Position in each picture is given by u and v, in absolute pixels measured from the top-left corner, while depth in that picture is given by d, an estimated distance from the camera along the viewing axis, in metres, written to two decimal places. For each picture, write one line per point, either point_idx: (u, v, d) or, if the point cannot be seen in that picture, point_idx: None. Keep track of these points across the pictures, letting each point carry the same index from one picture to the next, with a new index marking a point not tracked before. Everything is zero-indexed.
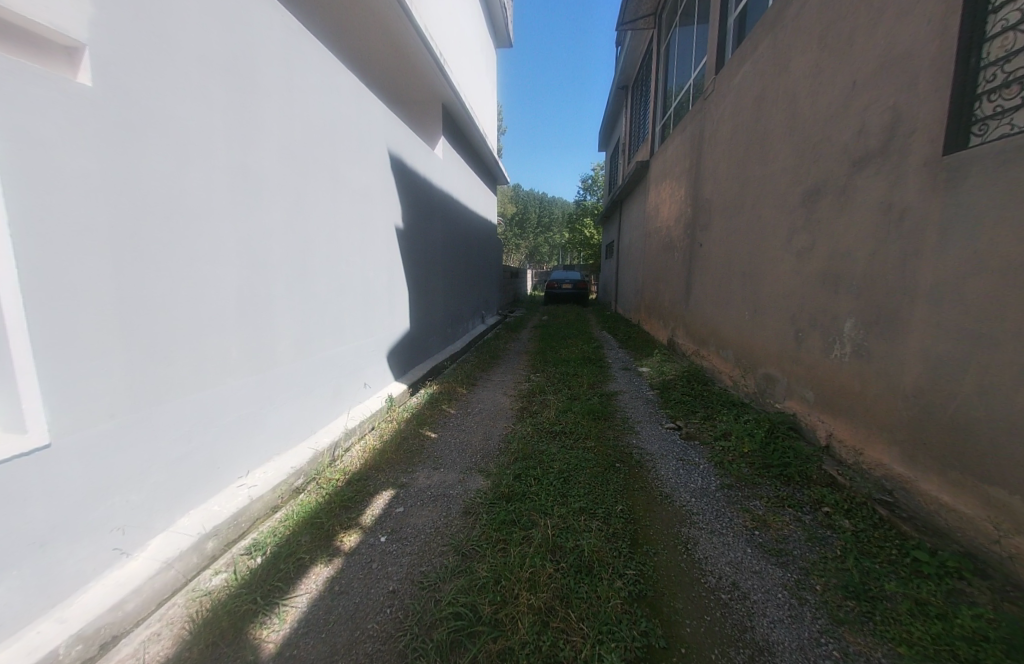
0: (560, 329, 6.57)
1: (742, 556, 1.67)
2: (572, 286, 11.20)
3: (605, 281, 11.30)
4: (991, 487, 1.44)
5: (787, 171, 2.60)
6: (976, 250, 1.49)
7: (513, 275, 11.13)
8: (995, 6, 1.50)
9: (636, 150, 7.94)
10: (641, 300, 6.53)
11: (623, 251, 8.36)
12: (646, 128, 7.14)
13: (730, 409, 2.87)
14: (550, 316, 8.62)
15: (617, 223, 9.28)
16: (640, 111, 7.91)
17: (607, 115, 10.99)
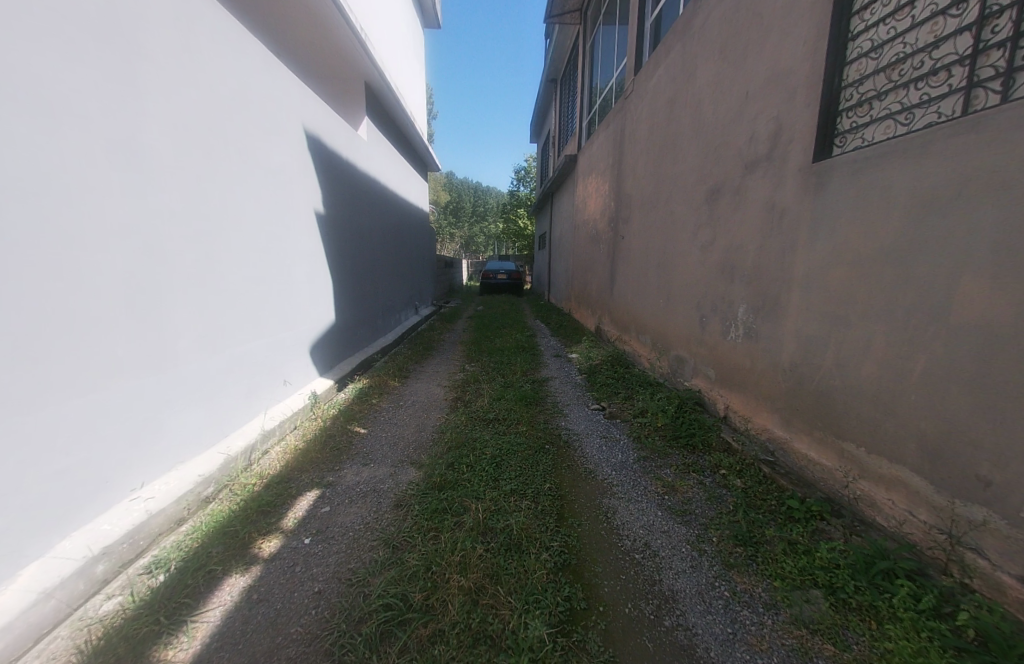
0: (495, 320, 6.62)
1: (654, 518, 1.86)
2: (507, 276, 11.31)
3: (538, 272, 11.56)
4: (845, 442, 1.75)
5: (693, 171, 2.85)
6: (836, 244, 1.78)
7: (447, 266, 10.90)
8: (854, 34, 1.78)
9: (565, 144, 8.15)
10: (571, 289, 6.80)
11: (554, 242, 8.62)
12: (573, 123, 7.38)
13: (647, 388, 3.14)
14: (487, 306, 8.64)
15: (548, 215, 9.50)
16: (568, 105, 8.13)
17: (537, 107, 11.14)
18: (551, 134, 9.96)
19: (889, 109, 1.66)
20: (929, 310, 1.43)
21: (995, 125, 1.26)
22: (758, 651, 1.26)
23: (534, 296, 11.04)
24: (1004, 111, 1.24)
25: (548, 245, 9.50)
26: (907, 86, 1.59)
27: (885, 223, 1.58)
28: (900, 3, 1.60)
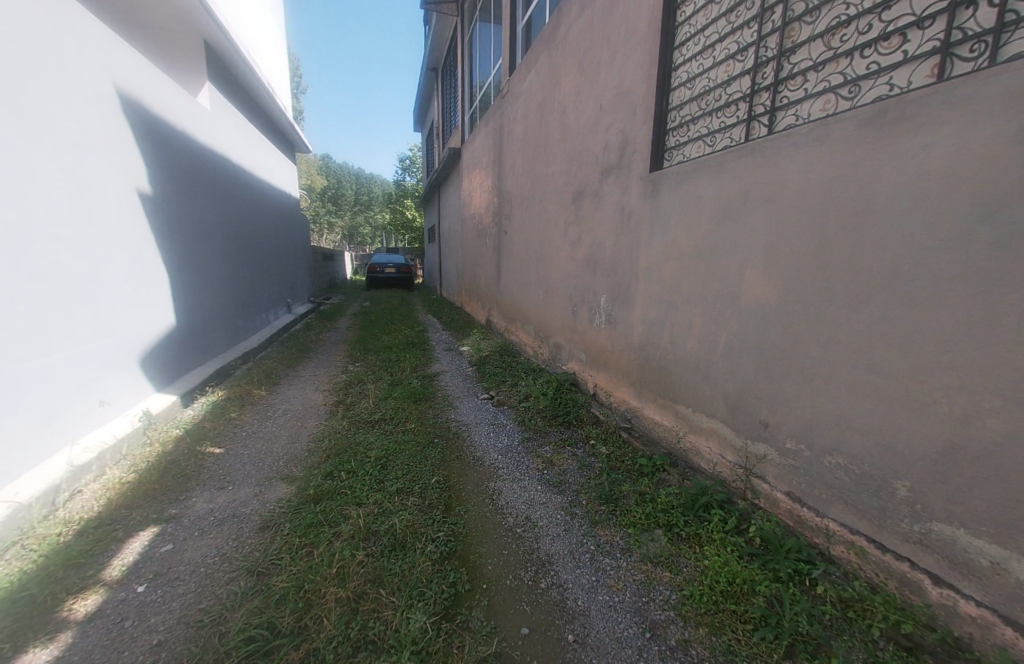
0: (383, 316, 6.33)
1: (534, 492, 2.02)
2: (396, 270, 10.84)
3: (429, 266, 11.36)
4: (678, 404, 2.12)
5: (562, 172, 3.11)
6: (667, 242, 2.13)
7: (327, 260, 9.96)
8: (676, 65, 2.13)
9: (450, 135, 8.08)
10: (462, 282, 6.85)
11: (444, 235, 8.54)
12: (456, 115, 7.35)
13: (531, 374, 3.36)
14: (375, 302, 8.18)
15: (436, 207, 9.36)
16: (450, 96, 8.06)
17: (420, 95, 10.79)
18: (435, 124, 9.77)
19: (699, 131, 2.02)
20: (725, 295, 1.83)
21: (761, 152, 1.65)
22: (614, 591, 1.47)
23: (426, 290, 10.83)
24: (766, 142, 1.63)
25: (437, 238, 9.37)
26: (710, 114, 1.97)
27: (698, 225, 1.95)
28: (705, 44, 1.96)
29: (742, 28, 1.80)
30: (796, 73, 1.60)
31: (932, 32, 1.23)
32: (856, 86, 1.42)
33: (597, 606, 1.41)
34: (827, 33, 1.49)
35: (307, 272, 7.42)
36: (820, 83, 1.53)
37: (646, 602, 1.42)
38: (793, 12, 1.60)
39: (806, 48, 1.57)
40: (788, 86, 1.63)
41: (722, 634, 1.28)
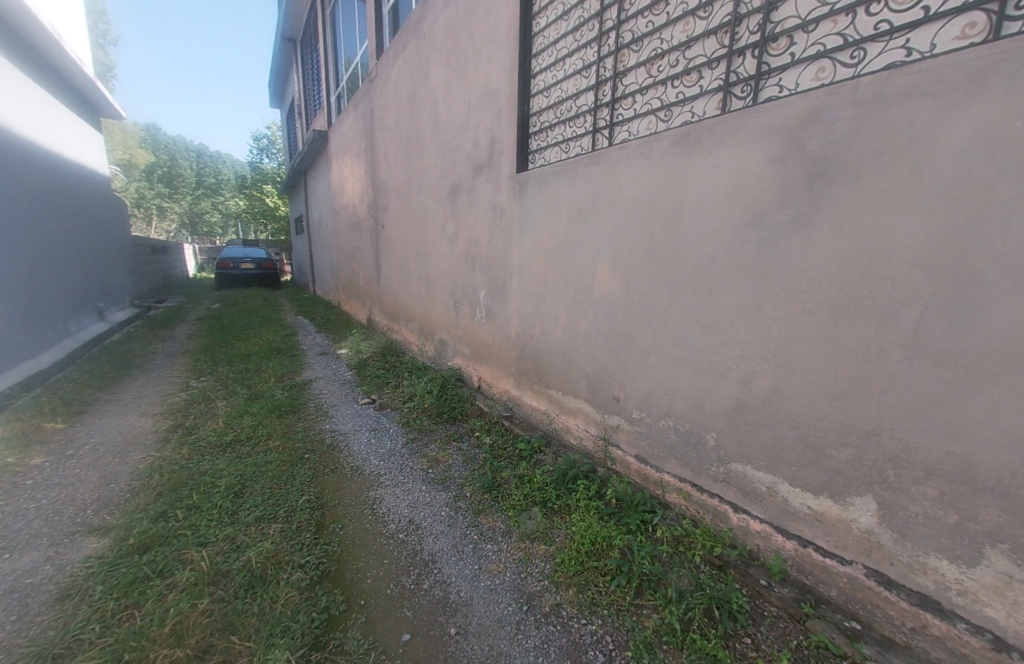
0: (240, 320, 5.44)
1: (418, 494, 1.98)
2: (256, 266, 9.45)
3: (298, 262, 10.17)
4: (551, 389, 2.30)
5: (437, 166, 3.07)
6: (535, 239, 2.27)
7: (157, 254, 8.12)
8: (534, 73, 2.27)
9: (314, 117, 7.30)
10: (338, 279, 6.30)
11: (314, 227, 7.72)
12: (320, 95, 6.67)
13: (416, 373, 3.28)
14: (229, 304, 7.00)
15: (303, 197, 8.39)
16: (312, 74, 7.27)
17: (274, 67, 9.49)
18: (296, 102, 8.69)
19: (556, 138, 2.19)
20: (584, 288, 2.03)
21: (604, 161, 1.87)
22: (495, 574, 1.53)
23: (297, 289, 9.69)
24: (607, 152, 1.86)
25: (306, 230, 8.43)
26: (564, 123, 2.15)
27: (558, 223, 2.13)
28: (556, 57, 2.13)
29: (585, 48, 2.00)
30: (627, 94, 1.84)
31: (716, 73, 1.53)
32: (669, 111, 1.69)
33: (479, 593, 1.46)
34: (647, 63, 1.75)
35: (127, 269, 5.94)
36: (644, 106, 1.78)
37: (524, 578, 1.52)
38: (622, 39, 1.83)
39: (633, 73, 1.81)
40: (622, 105, 1.87)
41: (587, 590, 1.43)
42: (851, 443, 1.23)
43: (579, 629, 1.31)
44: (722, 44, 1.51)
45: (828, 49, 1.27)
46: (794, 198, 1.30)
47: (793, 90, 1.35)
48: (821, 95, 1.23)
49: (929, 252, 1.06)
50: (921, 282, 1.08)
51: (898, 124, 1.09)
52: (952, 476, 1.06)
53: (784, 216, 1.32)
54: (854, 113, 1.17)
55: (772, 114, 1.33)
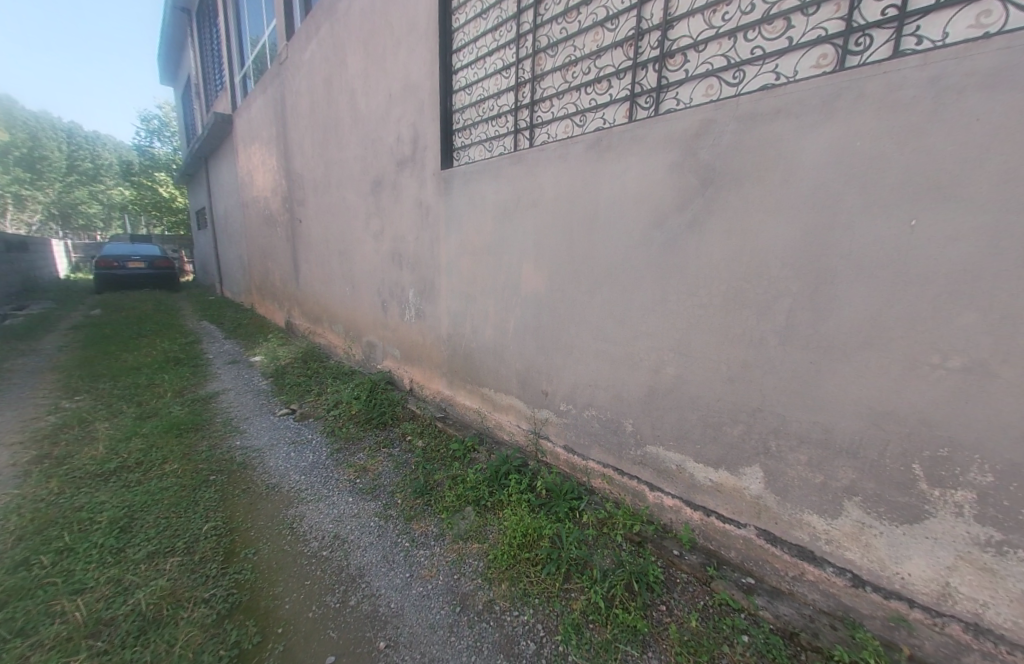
0: (127, 327, 4.71)
1: (344, 507, 1.87)
2: (148, 265, 8.24)
3: (202, 260, 9.05)
4: (483, 387, 2.30)
5: (358, 159, 2.93)
6: (462, 237, 2.25)
7: (9, 250, 6.70)
8: (455, 69, 2.25)
9: (216, 100, 6.55)
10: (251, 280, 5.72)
11: (220, 222, 6.93)
12: (222, 76, 6.00)
13: (343, 379, 3.10)
14: (113, 309, 6.01)
15: (205, 187, 7.49)
16: (211, 51, 6.52)
17: (163, 39, 8.33)
18: (192, 80, 7.71)
19: (479, 136, 2.19)
20: (511, 286, 2.06)
21: (526, 161, 1.91)
22: (427, 580, 1.50)
23: (202, 291, 8.63)
24: (528, 152, 1.90)
25: (211, 225, 7.53)
26: (486, 121, 2.15)
27: (484, 221, 2.13)
28: (477, 54, 2.13)
29: (504, 48, 2.02)
30: (545, 96, 1.89)
31: (624, 83, 1.63)
32: (584, 116, 1.77)
33: (410, 601, 1.41)
34: (562, 69, 1.81)
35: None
36: (561, 109, 1.85)
37: (458, 579, 1.50)
38: (539, 43, 1.88)
39: (550, 77, 1.87)
40: (541, 107, 1.92)
41: (519, 583, 1.46)
42: (741, 419, 1.39)
43: (512, 622, 1.33)
44: (628, 56, 1.61)
45: (715, 68, 1.41)
46: (691, 202, 1.43)
47: (688, 103, 1.48)
48: (710, 109, 1.36)
49: (794, 251, 1.23)
50: (790, 277, 1.25)
51: (771, 139, 1.25)
52: (818, 442, 1.24)
53: (683, 218, 1.45)
54: (736, 128, 1.31)
55: (671, 124, 1.46)
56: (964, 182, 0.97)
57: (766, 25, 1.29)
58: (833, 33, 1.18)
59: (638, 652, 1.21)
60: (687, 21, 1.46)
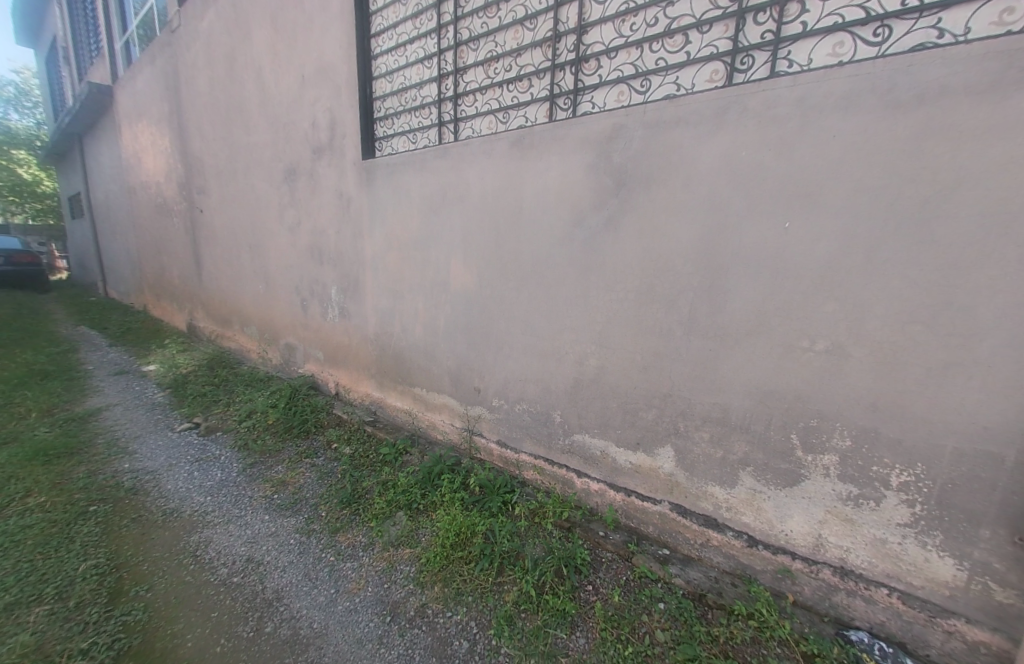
0: None
1: (259, 526, 1.71)
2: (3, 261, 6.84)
3: (79, 255, 7.72)
4: (414, 387, 2.24)
5: (269, 145, 2.68)
6: (387, 231, 2.16)
7: None
8: (375, 55, 2.14)
9: (89, 67, 5.61)
10: (143, 278, 4.99)
11: (100, 210, 5.95)
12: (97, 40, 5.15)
13: (259, 386, 2.84)
14: None
15: (79, 170, 6.38)
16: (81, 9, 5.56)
17: None
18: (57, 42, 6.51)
19: (402, 127, 2.11)
20: (440, 282, 2.02)
21: (450, 155, 1.87)
22: (354, 594, 1.42)
23: (80, 291, 7.36)
24: (452, 146, 1.86)
25: (88, 214, 6.44)
26: (409, 112, 2.08)
27: (409, 216, 2.06)
28: (397, 41, 2.05)
29: (425, 37, 1.96)
30: (468, 91, 1.87)
31: (543, 83, 1.66)
32: (506, 113, 1.78)
33: (335, 619, 1.33)
34: (484, 63, 1.80)
35: None
36: (485, 104, 1.84)
37: (388, 588, 1.44)
38: (461, 36, 1.84)
39: (472, 70, 1.85)
40: (464, 101, 1.89)
41: (452, 584, 1.44)
42: (654, 404, 1.50)
43: (445, 624, 1.31)
44: (546, 56, 1.64)
45: (625, 75, 1.48)
46: (606, 201, 1.50)
47: (602, 107, 1.54)
48: (621, 114, 1.44)
49: (695, 249, 1.34)
50: (692, 272, 1.36)
51: (673, 145, 1.35)
52: (717, 421, 1.38)
53: (600, 216, 1.52)
54: (644, 133, 1.40)
55: (587, 126, 1.51)
56: (824, 190, 1.12)
57: (668, 38, 1.38)
58: (723, 51, 1.29)
59: (567, 634, 1.25)
60: (599, 28, 1.51)
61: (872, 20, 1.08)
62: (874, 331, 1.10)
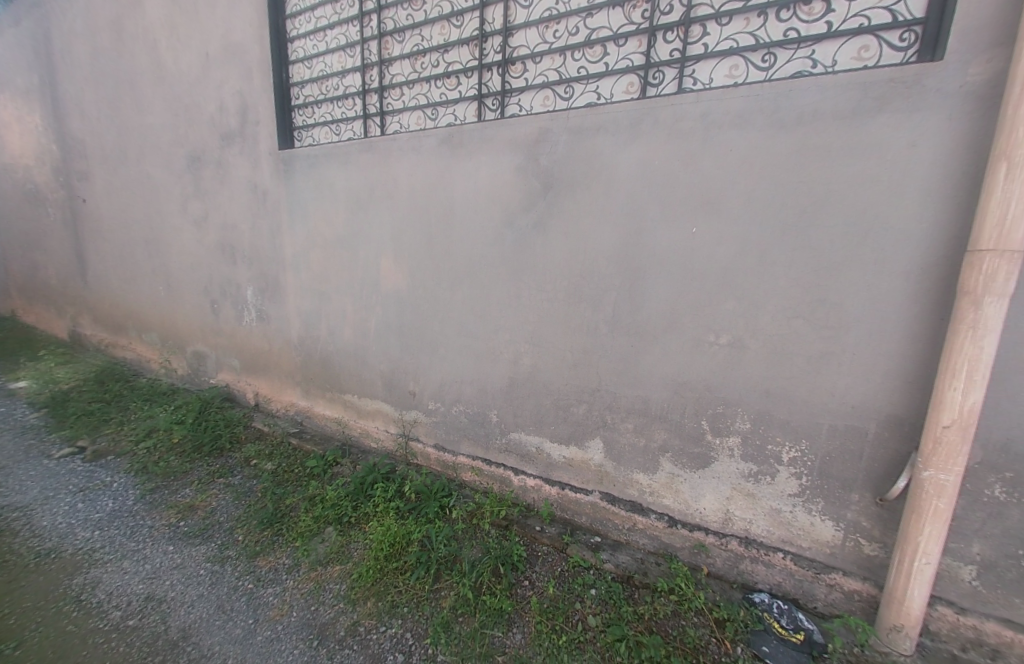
0: None
1: (161, 559, 1.52)
2: None
3: None
4: (344, 394, 2.13)
5: (167, 128, 2.39)
6: (309, 229, 2.02)
7: None
8: (291, 37, 1.98)
9: None
10: (6, 278, 4.20)
11: None
12: None
13: (162, 401, 2.52)
14: None
15: None
16: None
17: None
18: None
19: (324, 117, 1.99)
20: (369, 282, 1.93)
21: (376, 150, 1.79)
22: (277, 620, 1.30)
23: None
24: (378, 140, 1.78)
25: None
26: (331, 102, 1.96)
27: (334, 212, 1.94)
28: (315, 25, 1.92)
29: (347, 24, 1.86)
30: (394, 84, 1.80)
31: (471, 81, 1.65)
32: (435, 109, 1.74)
33: (254, 651, 1.20)
34: (411, 56, 1.75)
35: None
36: (412, 99, 1.78)
37: (315, 610, 1.34)
38: (385, 26, 1.77)
39: (398, 63, 1.78)
40: (390, 94, 1.82)
41: (386, 597, 1.37)
42: (583, 400, 1.56)
43: (378, 639, 1.24)
44: (473, 55, 1.63)
45: (550, 80, 1.52)
46: (534, 203, 1.53)
47: (529, 110, 1.57)
48: (546, 118, 1.47)
49: (617, 251, 1.41)
50: (615, 273, 1.43)
51: (595, 151, 1.40)
52: (638, 412, 1.47)
53: (529, 217, 1.54)
54: (568, 138, 1.44)
55: (514, 128, 1.53)
56: (724, 199, 1.24)
57: (588, 48, 1.44)
58: (637, 65, 1.37)
59: (503, 632, 1.25)
60: (524, 32, 1.53)
61: (760, 47, 1.21)
62: (766, 326, 1.24)
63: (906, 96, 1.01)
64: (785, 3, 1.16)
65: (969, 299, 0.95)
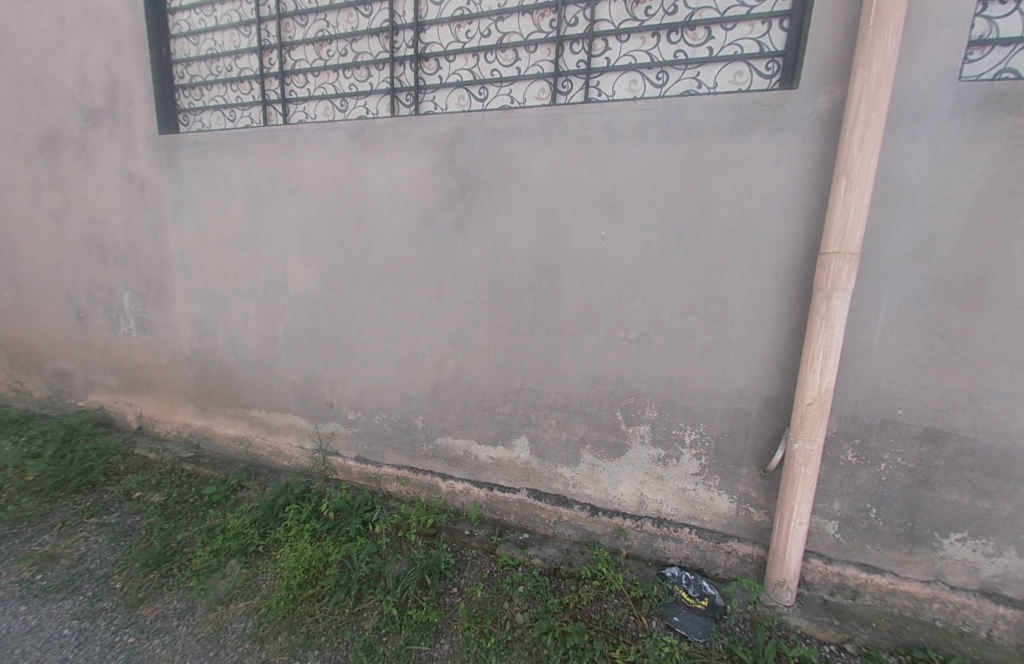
0: None
1: (5, 626, 1.23)
2: None
3: None
4: (250, 409, 1.93)
5: (7, 101, 1.97)
6: (200, 226, 1.79)
7: None
8: (172, 7, 1.75)
9: None
10: None
11: None
12: None
13: (8, 432, 2.05)
14: None
15: None
16: None
17: None
18: None
19: (215, 101, 1.78)
20: (274, 286, 1.76)
21: (277, 141, 1.64)
22: None
23: None
24: (281, 130, 1.63)
25: None
26: (224, 84, 1.76)
27: (230, 207, 1.75)
28: None
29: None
30: (297, 70, 1.66)
31: (383, 74, 1.58)
32: (344, 101, 1.64)
33: None
34: (315, 42, 1.63)
35: None
36: (318, 88, 1.66)
37: (214, 655, 1.18)
38: (284, 7, 1.63)
39: (301, 48, 1.65)
40: (293, 81, 1.68)
41: (299, 628, 1.25)
42: (507, 399, 1.57)
43: None
44: (384, 47, 1.56)
45: (464, 80, 1.51)
46: (452, 204, 1.50)
47: (444, 108, 1.54)
48: (461, 118, 1.45)
49: (534, 252, 1.44)
50: (533, 273, 1.46)
51: (510, 153, 1.42)
52: (559, 408, 1.52)
53: (447, 218, 1.52)
54: (483, 139, 1.44)
55: (428, 125, 1.49)
56: (628, 204, 1.32)
57: (500, 51, 1.45)
58: (547, 72, 1.41)
59: (430, 645, 1.21)
60: (436, 28, 1.51)
61: (654, 65, 1.31)
62: (668, 321, 1.35)
63: (771, 118, 1.16)
64: (673, 27, 1.27)
65: (823, 295, 1.11)
